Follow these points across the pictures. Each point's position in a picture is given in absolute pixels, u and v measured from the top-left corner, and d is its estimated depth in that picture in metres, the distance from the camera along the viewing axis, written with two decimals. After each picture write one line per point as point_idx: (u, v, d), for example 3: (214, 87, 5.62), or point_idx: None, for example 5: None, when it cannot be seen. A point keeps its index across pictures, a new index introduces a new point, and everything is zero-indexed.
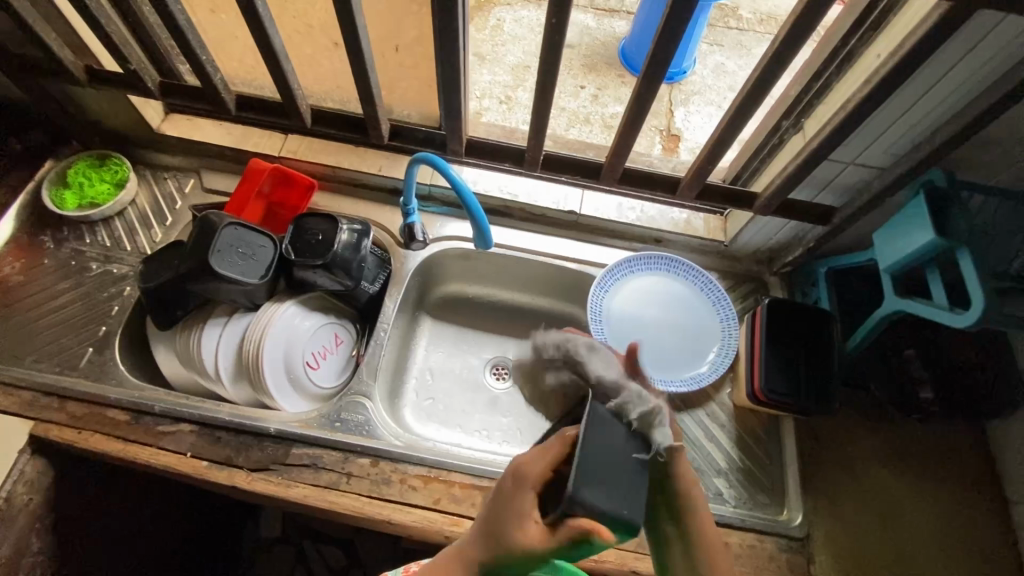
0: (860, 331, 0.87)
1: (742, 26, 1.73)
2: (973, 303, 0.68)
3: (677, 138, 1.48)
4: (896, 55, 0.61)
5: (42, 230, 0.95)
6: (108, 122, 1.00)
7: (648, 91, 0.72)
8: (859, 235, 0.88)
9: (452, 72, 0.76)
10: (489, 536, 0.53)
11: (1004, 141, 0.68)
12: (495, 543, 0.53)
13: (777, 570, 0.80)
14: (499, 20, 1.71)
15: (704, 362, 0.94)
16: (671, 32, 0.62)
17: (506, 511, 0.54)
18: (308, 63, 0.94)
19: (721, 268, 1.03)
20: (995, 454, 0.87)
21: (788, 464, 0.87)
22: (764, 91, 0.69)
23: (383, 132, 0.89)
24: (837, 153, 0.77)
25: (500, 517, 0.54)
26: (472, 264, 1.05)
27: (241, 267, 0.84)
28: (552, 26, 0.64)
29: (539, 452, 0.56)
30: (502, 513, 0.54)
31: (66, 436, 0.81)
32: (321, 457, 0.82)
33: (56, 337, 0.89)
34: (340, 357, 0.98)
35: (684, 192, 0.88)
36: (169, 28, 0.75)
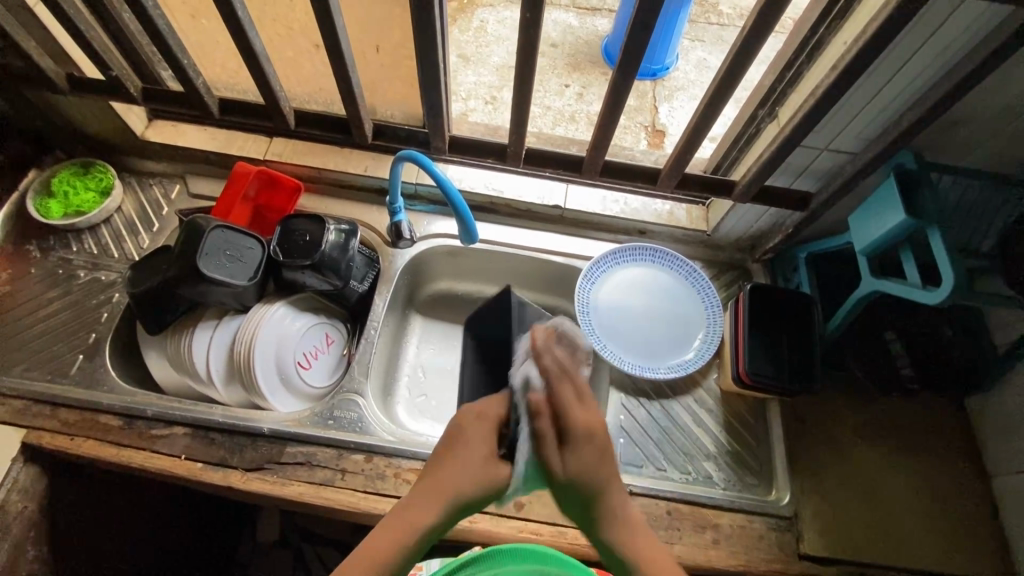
0: (841, 310, 0.88)
1: (722, 22, 1.75)
2: (944, 280, 0.70)
3: (662, 133, 1.50)
4: (860, 42, 0.63)
5: (28, 239, 0.96)
6: (91, 130, 1.00)
7: (623, 84, 0.73)
8: (836, 220, 0.90)
9: (433, 71, 0.77)
10: (462, 475, 0.53)
11: (968, 123, 0.70)
12: (467, 482, 0.53)
13: (766, 548, 0.82)
14: (482, 21, 1.72)
15: (690, 349, 0.96)
16: (644, 24, 0.64)
17: (479, 449, 0.55)
18: (291, 66, 0.95)
19: (704, 257, 1.05)
20: (975, 427, 0.90)
21: (775, 446, 0.89)
22: (737, 80, 0.71)
23: (366, 131, 0.90)
24: (810, 139, 0.79)
25: (474, 457, 0.54)
26: (460, 261, 1.06)
27: (229, 269, 0.85)
28: (527, 22, 0.65)
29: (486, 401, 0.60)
30: (475, 451, 0.55)
31: (59, 443, 0.82)
32: (315, 455, 0.83)
33: (46, 346, 0.89)
34: (331, 357, 0.98)
35: (664, 181, 0.90)
36: (150, 34, 0.75)
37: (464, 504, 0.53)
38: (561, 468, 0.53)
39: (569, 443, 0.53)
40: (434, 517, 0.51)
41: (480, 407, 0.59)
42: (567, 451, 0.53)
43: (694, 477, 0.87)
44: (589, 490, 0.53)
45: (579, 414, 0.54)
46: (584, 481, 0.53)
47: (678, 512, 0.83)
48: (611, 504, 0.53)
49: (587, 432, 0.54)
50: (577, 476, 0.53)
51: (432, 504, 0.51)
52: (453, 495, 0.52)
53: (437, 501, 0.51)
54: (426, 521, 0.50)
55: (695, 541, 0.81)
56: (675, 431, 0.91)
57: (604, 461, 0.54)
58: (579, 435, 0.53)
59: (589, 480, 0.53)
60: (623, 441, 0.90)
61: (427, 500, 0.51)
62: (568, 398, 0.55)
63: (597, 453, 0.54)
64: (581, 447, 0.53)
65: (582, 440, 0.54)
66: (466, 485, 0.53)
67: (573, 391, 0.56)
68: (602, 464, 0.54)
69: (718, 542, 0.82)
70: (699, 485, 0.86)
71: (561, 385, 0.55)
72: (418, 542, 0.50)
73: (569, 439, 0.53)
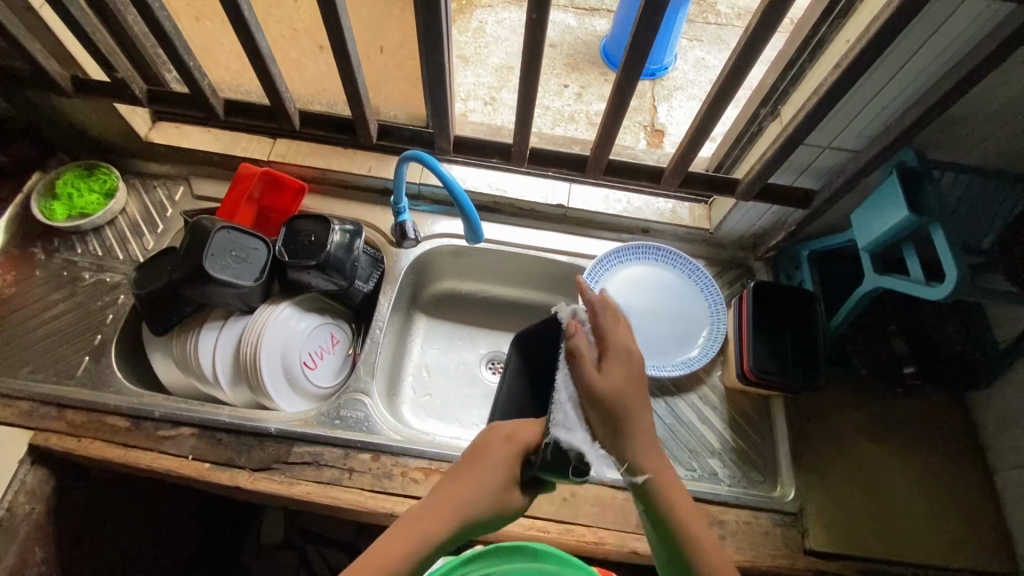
0: (844, 307, 0.88)
1: (720, 21, 1.76)
2: (947, 275, 0.70)
3: (661, 133, 1.51)
4: (863, 40, 0.63)
5: (32, 241, 0.96)
6: (95, 132, 1.00)
7: (627, 84, 0.74)
8: (838, 217, 0.91)
9: (438, 71, 0.77)
10: (473, 500, 0.54)
11: (970, 121, 0.71)
12: (477, 503, 0.54)
13: (771, 544, 0.82)
14: (480, 22, 1.73)
15: (694, 347, 0.96)
16: (649, 22, 0.65)
17: (496, 475, 0.55)
18: (294, 67, 0.95)
19: (707, 255, 1.06)
20: (978, 422, 0.90)
21: (780, 442, 0.90)
22: (740, 78, 0.72)
23: (371, 132, 0.90)
24: (813, 137, 0.79)
25: (488, 482, 0.55)
26: (464, 260, 1.07)
27: (235, 270, 0.85)
28: (533, 22, 0.65)
29: (520, 423, 0.59)
30: (490, 475, 0.55)
31: (66, 444, 0.82)
32: (322, 454, 0.83)
33: (52, 347, 0.89)
34: (337, 357, 0.99)
35: (667, 180, 0.90)
36: (156, 36, 0.76)
37: (470, 525, 0.54)
38: (597, 385, 0.55)
39: (607, 358, 0.58)
40: (441, 532, 0.52)
41: (513, 428, 0.58)
42: (604, 364, 0.58)
43: (700, 473, 0.88)
44: (620, 407, 0.56)
45: (614, 333, 0.60)
46: (618, 399, 0.56)
47: None
48: (644, 437, 0.57)
49: (624, 351, 0.59)
50: (612, 394, 0.56)
51: (440, 520, 0.52)
52: (460, 515, 0.53)
53: (446, 519, 0.53)
54: (433, 535, 0.52)
55: None
56: (680, 428, 0.92)
57: (637, 386, 0.58)
58: (615, 350, 0.59)
59: (621, 402, 0.56)
60: None
61: (437, 515, 0.53)
62: (608, 324, 0.61)
63: (630, 374, 0.58)
64: (617, 363, 0.58)
65: (620, 357, 0.59)
66: (474, 509, 0.54)
67: (611, 318, 0.62)
68: (632, 387, 0.57)
69: (724, 538, 0.82)
70: (704, 482, 0.87)
71: (603, 313, 0.61)
72: (423, 554, 0.51)
73: (605, 355, 0.59)
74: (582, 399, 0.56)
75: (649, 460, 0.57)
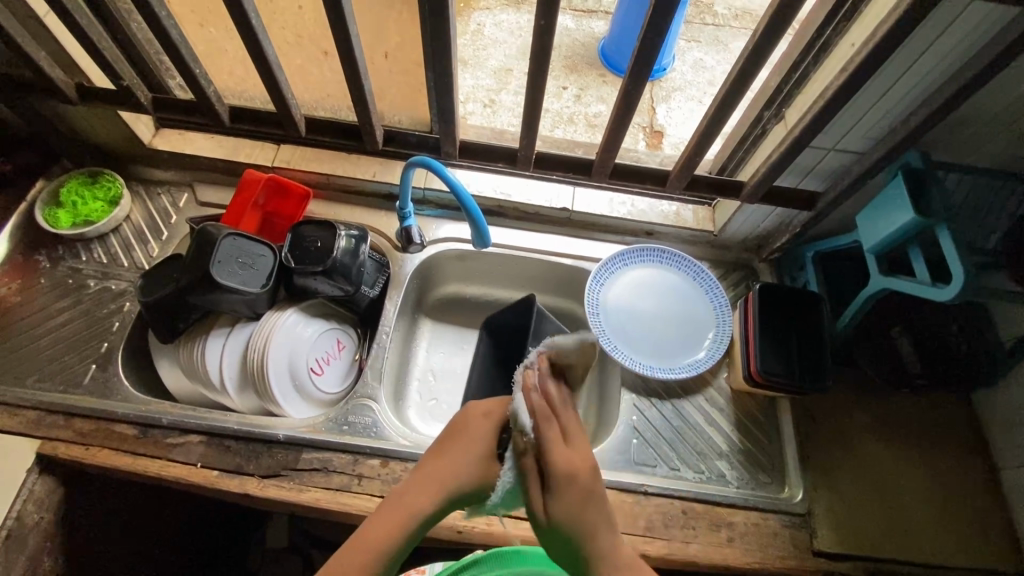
0: (850, 308, 0.89)
1: (717, 22, 1.76)
2: (954, 276, 0.71)
3: (661, 134, 1.51)
4: (869, 44, 0.64)
5: (37, 249, 0.95)
6: (98, 140, 1.00)
7: (634, 89, 0.74)
8: (842, 218, 0.91)
9: (444, 77, 0.77)
10: (460, 471, 0.55)
11: (974, 122, 0.71)
12: (461, 476, 0.55)
13: (781, 545, 0.83)
14: (478, 24, 1.73)
15: (701, 348, 0.97)
16: (657, 27, 0.65)
17: (479, 450, 0.56)
18: (299, 73, 0.95)
19: (711, 257, 1.06)
20: (983, 421, 0.91)
21: (787, 443, 0.90)
22: (747, 83, 0.72)
23: (377, 137, 0.90)
24: (818, 140, 0.80)
25: (470, 457, 0.55)
26: (468, 264, 1.07)
27: (241, 277, 0.85)
28: (541, 28, 0.66)
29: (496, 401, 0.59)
30: (473, 449, 0.56)
31: (74, 453, 0.82)
32: (331, 460, 0.83)
33: (58, 356, 0.89)
34: (343, 362, 0.98)
35: (673, 183, 0.90)
36: (162, 44, 0.76)
37: (457, 498, 0.55)
38: (545, 514, 0.53)
39: (552, 485, 0.52)
40: (427, 507, 0.53)
41: (490, 405, 0.59)
42: (549, 494, 0.52)
43: (708, 475, 0.88)
44: (576, 533, 0.51)
45: (561, 457, 0.51)
46: (567, 524, 0.52)
47: (692, 511, 0.84)
48: (605, 559, 0.51)
49: (572, 472, 0.51)
50: (563, 522, 0.52)
51: (428, 494, 0.53)
52: (447, 487, 0.54)
53: (432, 493, 0.54)
54: (419, 513, 0.53)
55: (709, 539, 0.82)
56: (687, 430, 0.92)
57: (587, 503, 0.52)
58: (560, 480, 0.51)
59: (576, 522, 0.51)
60: (636, 441, 0.91)
61: (423, 489, 0.54)
62: (554, 445, 0.52)
63: (581, 497, 0.52)
64: (564, 488, 0.51)
65: (567, 484, 0.51)
66: (459, 483, 0.54)
67: (559, 433, 0.53)
68: (586, 509, 0.52)
69: (733, 540, 0.83)
70: (713, 484, 0.87)
71: (546, 428, 0.52)
72: (408, 533, 0.52)
73: (551, 483, 0.52)
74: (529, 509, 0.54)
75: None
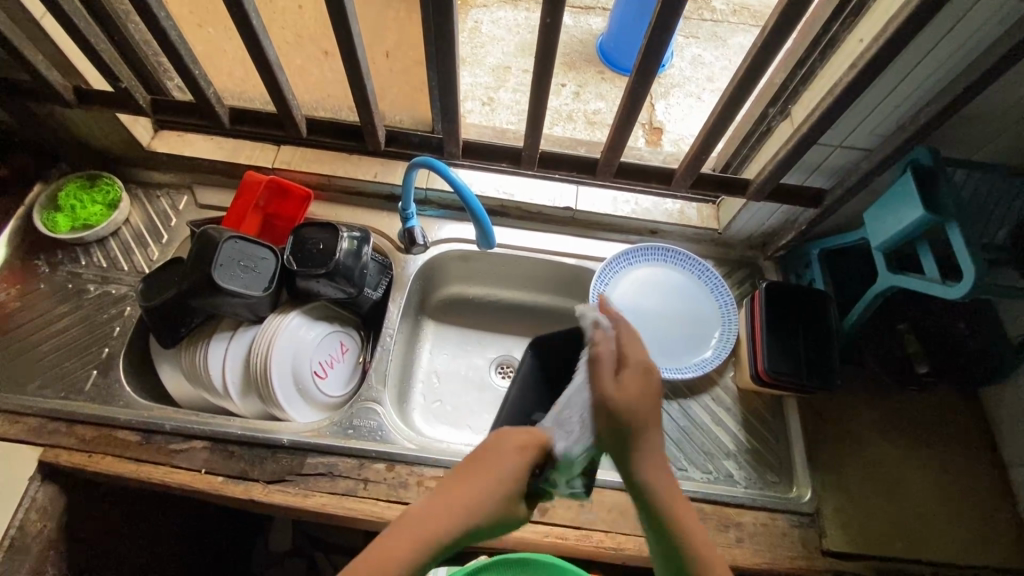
0: (857, 306, 0.88)
1: (715, 18, 1.75)
2: (964, 274, 0.70)
3: (660, 131, 1.50)
4: (878, 41, 0.63)
5: (35, 254, 0.94)
6: (96, 143, 0.98)
7: (640, 87, 0.73)
8: (848, 215, 0.90)
9: (448, 77, 0.76)
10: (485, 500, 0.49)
11: (984, 118, 0.70)
12: (484, 506, 0.49)
13: (790, 545, 0.82)
14: (476, 22, 1.72)
15: (707, 348, 0.96)
16: (664, 24, 0.64)
17: (508, 482, 0.51)
18: (299, 74, 0.94)
19: (715, 256, 1.06)
20: (991, 419, 0.90)
21: (794, 442, 0.90)
22: (754, 80, 0.71)
23: (379, 137, 0.89)
24: (825, 137, 0.79)
25: (500, 486, 0.50)
26: (471, 265, 1.06)
27: (244, 280, 0.84)
28: (547, 26, 0.65)
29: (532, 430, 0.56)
30: (503, 480, 0.50)
31: (76, 460, 0.81)
32: (337, 465, 0.83)
33: (58, 362, 0.88)
34: (347, 365, 0.98)
35: (678, 181, 0.90)
36: (162, 46, 0.75)
37: (473, 532, 0.49)
38: (614, 397, 0.55)
39: (625, 369, 0.58)
40: (444, 537, 0.47)
41: (526, 436, 0.54)
42: (620, 377, 0.57)
43: (715, 476, 0.88)
44: (635, 415, 0.54)
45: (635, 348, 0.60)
46: (630, 417, 0.54)
47: (700, 511, 0.84)
48: (650, 446, 0.54)
49: (643, 363, 0.58)
50: (627, 402, 0.55)
51: (448, 519, 0.47)
52: (469, 519, 0.48)
53: (453, 520, 0.47)
54: (435, 541, 0.46)
55: (719, 540, 0.82)
56: (694, 430, 0.91)
57: (652, 401, 0.56)
58: (635, 363, 0.58)
59: (636, 406, 0.55)
60: None
61: (444, 512, 0.47)
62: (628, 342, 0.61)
63: (646, 393, 0.56)
64: (635, 374, 0.57)
65: (638, 372, 0.57)
66: (481, 516, 0.49)
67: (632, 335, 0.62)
68: (647, 403, 0.55)
69: (742, 540, 0.82)
70: (721, 484, 0.87)
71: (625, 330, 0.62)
72: (424, 561, 0.46)
73: (624, 366, 0.58)
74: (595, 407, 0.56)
75: (651, 463, 0.54)
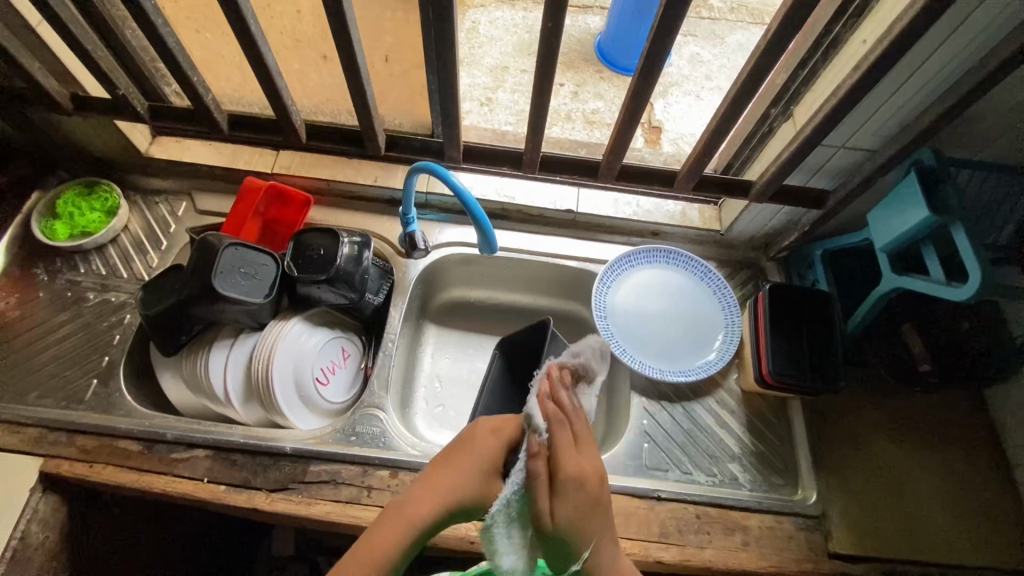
0: (862, 307, 0.88)
1: (713, 16, 1.74)
2: (970, 276, 0.70)
3: (659, 130, 1.50)
4: (883, 42, 0.62)
5: (34, 263, 0.94)
6: (94, 149, 0.98)
7: (643, 89, 0.73)
8: (852, 216, 0.90)
9: (448, 81, 0.76)
10: (464, 483, 0.55)
11: (989, 118, 0.70)
12: (463, 490, 0.55)
13: (796, 549, 0.82)
14: (473, 22, 1.71)
15: (711, 350, 0.96)
16: (667, 27, 0.63)
17: (480, 465, 0.56)
18: (297, 78, 0.94)
19: (718, 257, 1.05)
20: (996, 419, 0.90)
21: (799, 444, 0.89)
22: (757, 82, 0.71)
23: (379, 142, 0.89)
24: (829, 138, 0.78)
25: (477, 468, 0.56)
26: (473, 268, 1.05)
27: (244, 287, 0.83)
28: (548, 29, 0.64)
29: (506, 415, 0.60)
30: (476, 465, 0.56)
31: (78, 470, 0.80)
32: (340, 472, 0.82)
33: (58, 371, 0.87)
34: (348, 371, 0.97)
35: (680, 183, 0.89)
36: (159, 53, 0.74)
37: (457, 511, 0.55)
38: (550, 519, 0.53)
39: (560, 488, 0.53)
40: (430, 517, 0.53)
41: (499, 422, 0.59)
42: (558, 500, 0.53)
43: (720, 479, 0.87)
44: (579, 540, 0.53)
45: (573, 461, 0.53)
46: (575, 531, 0.53)
47: (706, 515, 0.83)
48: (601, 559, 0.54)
49: (579, 475, 0.53)
50: (569, 526, 0.53)
51: (431, 503, 0.53)
52: (450, 500, 0.54)
53: (436, 502, 0.53)
54: (421, 523, 0.52)
55: (725, 544, 0.81)
56: (699, 433, 0.91)
57: (594, 510, 0.54)
58: (571, 482, 0.53)
59: (576, 531, 0.53)
60: (647, 445, 0.90)
61: (427, 497, 0.53)
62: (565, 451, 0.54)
63: (587, 507, 0.53)
64: (571, 491, 0.53)
65: (575, 490, 0.53)
66: (461, 497, 0.54)
67: (570, 437, 0.55)
68: (589, 515, 0.54)
69: (748, 544, 0.82)
70: (726, 488, 0.86)
71: (559, 433, 0.54)
72: (413, 541, 0.52)
73: (559, 485, 0.53)
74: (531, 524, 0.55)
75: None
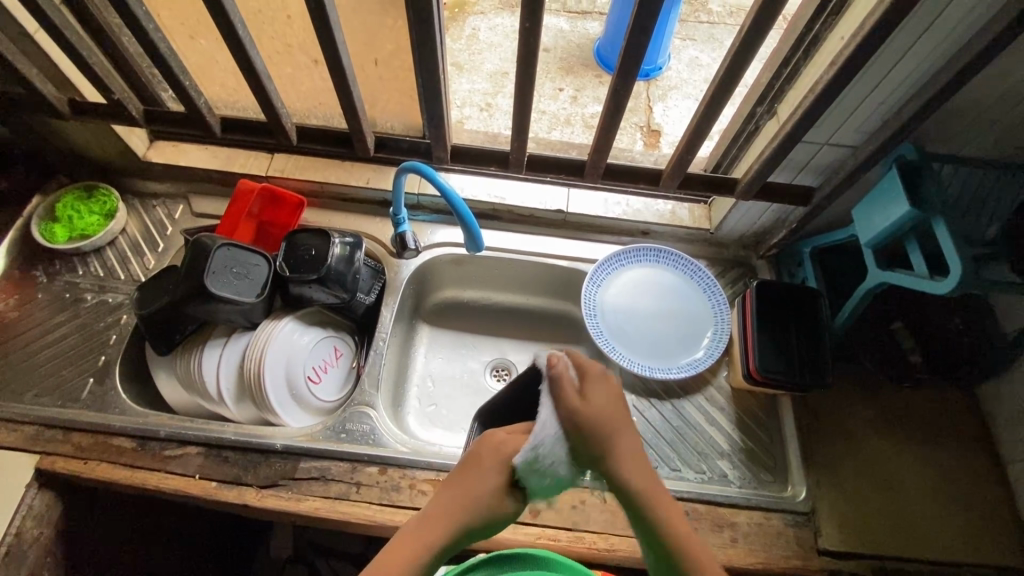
0: (849, 303, 0.88)
1: (712, 20, 1.75)
2: (950, 270, 0.70)
3: (658, 133, 1.50)
4: (855, 39, 0.63)
5: (35, 264, 0.96)
6: (93, 154, 1.00)
7: (623, 89, 0.74)
8: (839, 212, 0.90)
9: (433, 82, 0.77)
10: (471, 506, 0.53)
11: (968, 112, 0.70)
12: (472, 511, 0.53)
13: (784, 546, 0.82)
14: (474, 29, 1.73)
15: (699, 348, 0.96)
16: (643, 26, 0.64)
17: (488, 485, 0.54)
18: (290, 83, 0.96)
19: (708, 255, 1.06)
20: (989, 416, 0.90)
21: (789, 441, 0.89)
22: (735, 80, 0.71)
23: (368, 143, 0.90)
24: (810, 135, 0.79)
25: (490, 484, 0.54)
26: (465, 269, 1.06)
27: (235, 286, 0.84)
28: (527, 30, 0.66)
29: (512, 430, 0.57)
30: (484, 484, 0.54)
31: (72, 467, 0.82)
32: (329, 469, 0.83)
33: (55, 370, 0.89)
34: (341, 369, 0.98)
35: (666, 182, 0.90)
36: (151, 58, 0.76)
37: (470, 531, 0.54)
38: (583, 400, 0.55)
39: (586, 379, 0.57)
40: (435, 545, 0.52)
41: (502, 436, 0.56)
42: (585, 386, 0.56)
43: (709, 476, 0.87)
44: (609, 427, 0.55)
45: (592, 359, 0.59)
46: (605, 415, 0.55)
47: (694, 511, 0.83)
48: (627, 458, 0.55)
49: (601, 373, 0.58)
50: (594, 411, 0.55)
51: (440, 524, 0.53)
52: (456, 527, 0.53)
53: (438, 532, 0.52)
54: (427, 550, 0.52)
55: (713, 541, 0.81)
56: (688, 430, 0.91)
57: (618, 401, 0.57)
58: (593, 372, 0.58)
59: (609, 418, 0.55)
60: None
61: (436, 520, 0.53)
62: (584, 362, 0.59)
63: (609, 396, 0.57)
64: (596, 384, 0.57)
65: (600, 381, 0.58)
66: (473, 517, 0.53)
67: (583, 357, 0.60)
68: (613, 403, 0.57)
69: (736, 541, 0.82)
70: (714, 484, 0.86)
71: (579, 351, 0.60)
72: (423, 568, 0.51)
73: (584, 379, 0.57)
74: (562, 422, 0.55)
75: (637, 476, 0.55)
